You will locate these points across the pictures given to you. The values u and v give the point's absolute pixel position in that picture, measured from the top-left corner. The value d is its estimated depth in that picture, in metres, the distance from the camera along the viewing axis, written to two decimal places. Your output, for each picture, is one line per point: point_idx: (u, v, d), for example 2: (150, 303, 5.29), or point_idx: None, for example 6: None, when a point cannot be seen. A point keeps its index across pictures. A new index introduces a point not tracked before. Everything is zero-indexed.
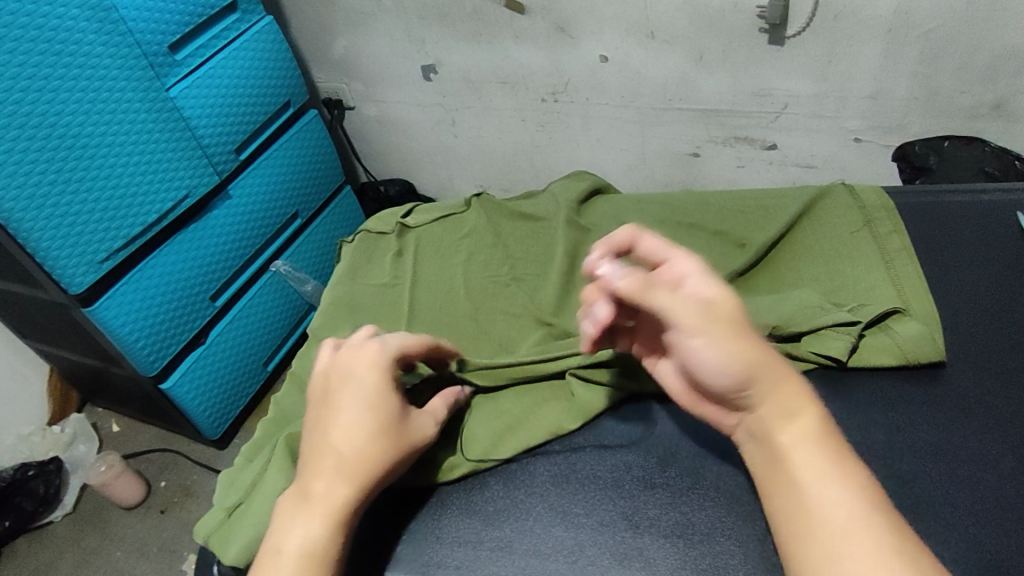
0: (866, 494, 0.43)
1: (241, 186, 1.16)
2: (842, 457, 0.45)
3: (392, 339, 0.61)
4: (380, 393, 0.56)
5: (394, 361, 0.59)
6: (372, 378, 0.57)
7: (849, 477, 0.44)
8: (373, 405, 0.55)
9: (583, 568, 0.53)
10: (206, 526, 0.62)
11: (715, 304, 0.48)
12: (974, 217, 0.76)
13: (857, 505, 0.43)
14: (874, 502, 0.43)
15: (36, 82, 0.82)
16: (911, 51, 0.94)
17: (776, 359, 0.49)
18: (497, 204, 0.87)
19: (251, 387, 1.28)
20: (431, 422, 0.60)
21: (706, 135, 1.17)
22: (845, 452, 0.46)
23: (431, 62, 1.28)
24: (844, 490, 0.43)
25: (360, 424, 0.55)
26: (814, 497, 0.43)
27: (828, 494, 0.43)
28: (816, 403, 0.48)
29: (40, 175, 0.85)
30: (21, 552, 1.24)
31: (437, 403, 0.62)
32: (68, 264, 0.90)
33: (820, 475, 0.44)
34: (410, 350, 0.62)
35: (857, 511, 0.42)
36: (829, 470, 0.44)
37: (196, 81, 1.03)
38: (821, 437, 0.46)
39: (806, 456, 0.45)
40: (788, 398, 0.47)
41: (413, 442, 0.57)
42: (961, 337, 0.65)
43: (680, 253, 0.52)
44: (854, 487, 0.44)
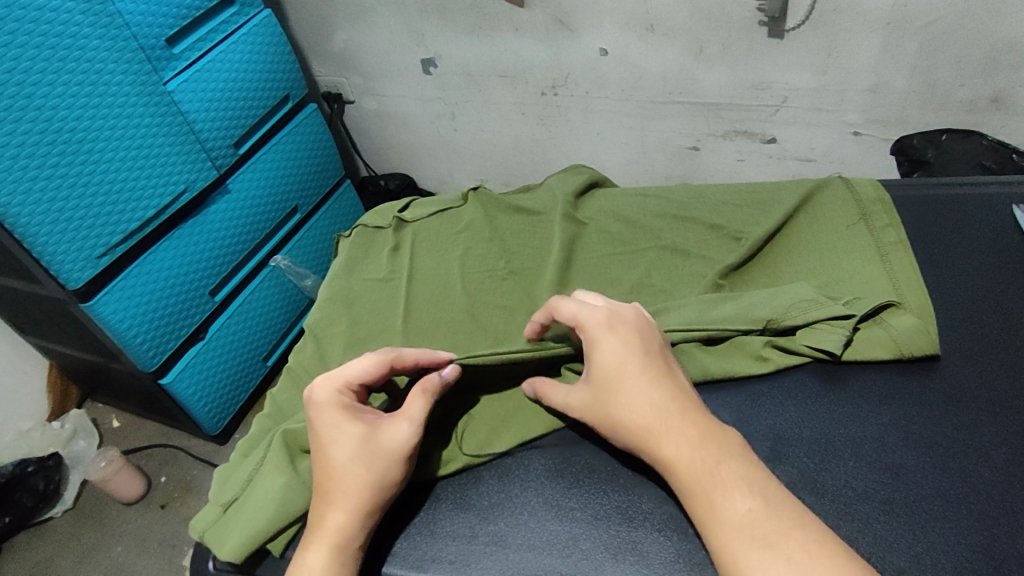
0: (760, 513, 0.47)
1: (240, 181, 1.16)
2: (731, 482, 0.49)
3: (339, 373, 0.61)
4: (339, 426, 0.57)
5: (344, 394, 0.60)
6: (332, 415, 0.58)
7: (741, 500, 0.48)
8: (333, 441, 0.57)
9: (577, 562, 0.53)
10: (202, 522, 0.62)
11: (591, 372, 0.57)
12: (972, 210, 0.75)
13: (754, 529, 0.46)
14: (769, 520, 0.46)
15: (32, 76, 0.82)
16: (910, 43, 0.93)
17: (669, 408, 0.53)
18: (494, 198, 0.87)
19: (252, 381, 1.28)
20: (407, 424, 0.57)
21: (706, 128, 1.16)
22: (735, 474, 0.49)
23: (431, 56, 1.28)
24: (739, 516, 0.47)
25: (331, 457, 0.56)
26: (716, 527, 0.47)
27: (725, 522, 0.47)
28: (722, 434, 0.51)
29: (37, 170, 0.84)
30: (21, 548, 1.24)
31: (414, 403, 0.58)
32: (65, 259, 0.90)
33: (718, 505, 0.48)
34: (360, 377, 0.61)
35: (750, 536, 0.46)
36: (721, 498, 0.48)
37: (194, 74, 1.03)
38: (711, 465, 0.50)
39: (702, 489, 0.49)
40: (690, 439, 0.51)
41: (392, 453, 0.56)
42: (957, 329, 0.65)
43: (591, 323, 0.59)
44: (748, 509, 0.47)
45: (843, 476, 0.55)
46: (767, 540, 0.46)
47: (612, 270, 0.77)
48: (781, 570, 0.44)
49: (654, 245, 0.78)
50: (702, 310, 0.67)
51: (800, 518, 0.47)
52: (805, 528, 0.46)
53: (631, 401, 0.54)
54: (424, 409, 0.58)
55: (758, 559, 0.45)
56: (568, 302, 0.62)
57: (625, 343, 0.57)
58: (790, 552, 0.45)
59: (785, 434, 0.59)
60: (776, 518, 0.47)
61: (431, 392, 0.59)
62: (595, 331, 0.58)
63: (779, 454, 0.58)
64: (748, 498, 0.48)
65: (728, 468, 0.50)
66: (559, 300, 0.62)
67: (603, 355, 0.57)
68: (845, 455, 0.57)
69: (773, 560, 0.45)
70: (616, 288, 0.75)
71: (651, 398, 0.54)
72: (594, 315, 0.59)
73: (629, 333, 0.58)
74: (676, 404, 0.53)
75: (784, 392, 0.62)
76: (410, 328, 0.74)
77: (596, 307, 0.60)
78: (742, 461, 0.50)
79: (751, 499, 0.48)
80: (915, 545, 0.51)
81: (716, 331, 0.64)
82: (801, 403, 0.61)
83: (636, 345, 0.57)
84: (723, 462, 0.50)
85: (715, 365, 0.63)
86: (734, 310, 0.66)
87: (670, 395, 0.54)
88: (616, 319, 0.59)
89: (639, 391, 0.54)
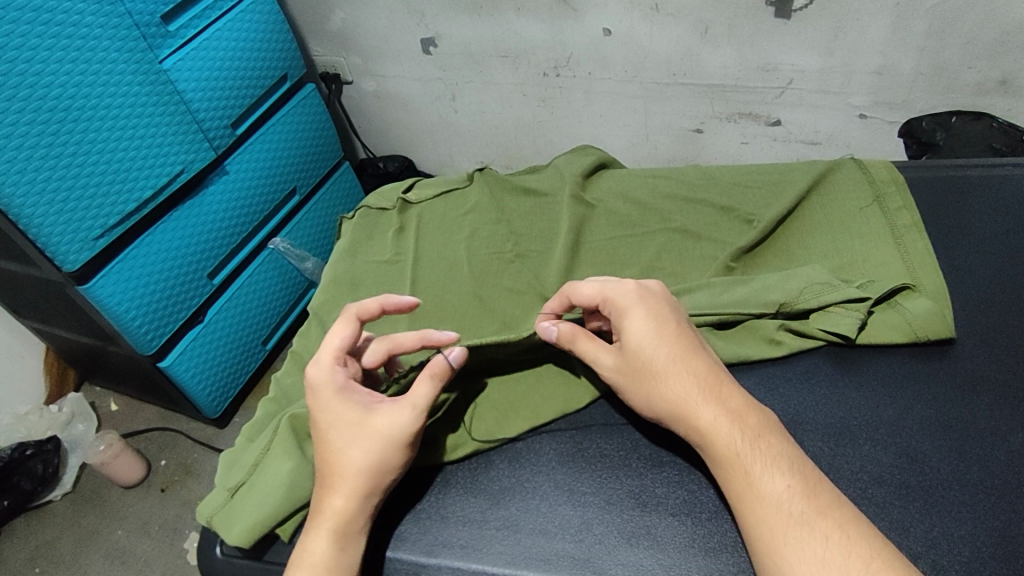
0: (799, 491, 0.46)
1: (238, 161, 1.14)
2: (770, 459, 0.48)
3: (322, 353, 0.59)
4: (335, 409, 0.56)
5: (336, 368, 0.58)
6: (330, 400, 0.56)
7: (778, 478, 0.47)
8: (332, 423, 0.56)
9: (589, 547, 0.53)
10: (209, 507, 0.62)
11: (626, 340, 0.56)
12: (984, 192, 0.74)
13: (792, 506, 0.46)
14: (807, 498, 0.46)
15: (24, 53, 0.79)
16: (920, 24, 0.91)
17: (710, 379, 0.52)
18: (499, 178, 0.86)
19: (251, 364, 1.27)
20: (408, 410, 0.55)
21: (711, 110, 1.15)
22: (773, 451, 0.49)
23: (431, 35, 1.25)
24: (777, 493, 0.46)
25: (328, 442, 0.55)
26: (753, 502, 0.47)
27: (762, 498, 0.47)
28: (770, 422, 0.51)
29: (31, 151, 0.82)
30: (21, 531, 1.24)
31: (421, 387, 0.56)
32: (62, 243, 0.88)
33: (755, 481, 0.47)
34: (344, 343, 0.59)
35: (789, 512, 0.45)
36: (759, 475, 0.48)
37: (190, 52, 1.01)
38: (751, 441, 0.49)
39: (738, 464, 0.48)
40: (726, 414, 0.51)
41: (389, 438, 0.54)
42: (971, 313, 0.64)
43: (626, 300, 0.57)
44: (787, 486, 0.47)
45: (858, 460, 0.55)
46: (805, 518, 0.45)
47: (620, 252, 0.76)
48: (819, 548, 0.44)
49: (664, 228, 0.77)
50: (713, 294, 0.66)
51: (838, 498, 0.47)
52: (843, 509, 0.46)
53: (668, 371, 0.53)
54: (431, 396, 0.56)
55: (795, 535, 0.44)
56: (587, 283, 0.60)
57: (655, 316, 0.56)
58: (828, 532, 0.44)
59: (799, 419, 0.58)
60: (815, 496, 0.46)
61: (440, 377, 0.57)
62: (624, 304, 0.57)
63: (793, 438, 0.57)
64: (786, 476, 0.47)
65: (768, 443, 0.49)
66: (574, 284, 0.61)
67: (632, 327, 0.55)
68: (860, 439, 0.56)
69: (811, 538, 0.44)
70: (624, 271, 0.74)
71: (687, 370, 0.53)
72: (622, 289, 0.58)
73: (659, 306, 0.56)
74: (711, 376, 0.53)
75: (798, 376, 0.62)
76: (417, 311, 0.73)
77: (622, 281, 0.58)
78: (782, 439, 0.50)
79: (790, 477, 0.47)
80: (932, 529, 0.50)
81: (728, 315, 0.63)
82: (815, 386, 0.61)
83: (667, 318, 0.56)
84: (763, 438, 0.50)
85: (728, 350, 0.63)
86: (746, 293, 0.65)
87: (706, 369, 0.53)
88: (645, 293, 0.57)
89: (673, 362, 0.53)
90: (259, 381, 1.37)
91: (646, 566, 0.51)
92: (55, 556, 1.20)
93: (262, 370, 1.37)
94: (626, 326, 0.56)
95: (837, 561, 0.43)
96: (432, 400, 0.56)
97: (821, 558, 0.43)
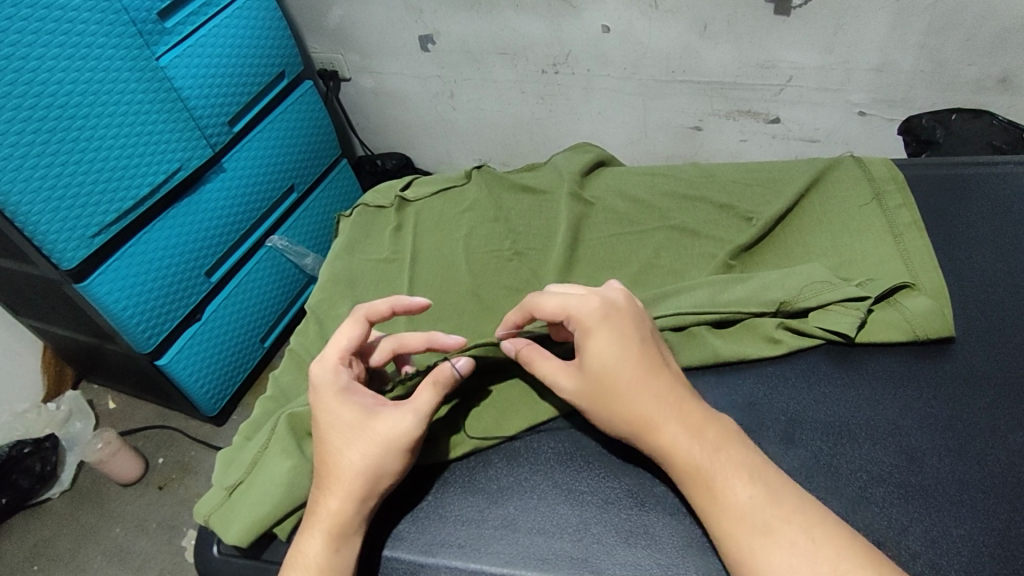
0: (762, 500, 0.46)
1: (236, 159, 1.14)
2: (732, 468, 0.48)
3: (327, 353, 0.60)
4: (335, 411, 0.56)
5: (338, 369, 0.59)
6: (332, 402, 0.57)
7: (743, 487, 0.47)
8: (333, 424, 0.56)
9: (587, 546, 0.53)
10: (206, 505, 0.61)
11: (587, 361, 0.54)
12: (984, 190, 0.74)
13: (757, 516, 0.46)
14: (772, 506, 0.46)
15: (20, 50, 0.79)
16: (919, 21, 0.91)
17: (670, 397, 0.52)
18: (498, 176, 0.86)
19: (248, 362, 1.27)
20: (409, 415, 0.55)
21: (710, 107, 1.14)
22: (735, 461, 0.49)
23: (429, 33, 1.25)
24: (741, 503, 0.46)
25: (327, 444, 0.55)
26: (720, 514, 0.47)
27: (727, 510, 0.47)
28: (733, 434, 0.51)
29: (28, 148, 0.82)
30: (19, 529, 1.24)
31: (423, 394, 0.56)
32: (59, 241, 0.88)
33: (719, 493, 0.47)
34: (349, 346, 0.60)
35: (753, 523, 0.45)
36: (723, 486, 0.48)
37: (188, 50, 1.00)
38: (711, 453, 0.49)
39: (702, 477, 0.48)
40: (685, 428, 0.50)
41: (385, 441, 0.54)
42: (971, 312, 0.64)
43: (588, 319, 0.55)
44: (749, 496, 0.47)
45: (858, 459, 0.55)
46: (768, 527, 0.45)
47: (618, 251, 0.76)
48: (786, 556, 0.44)
49: (662, 226, 0.76)
50: (712, 292, 0.66)
51: (803, 502, 0.46)
52: (807, 514, 0.46)
53: (632, 395, 0.52)
54: (434, 402, 0.56)
55: (762, 546, 0.44)
56: (549, 296, 0.59)
57: (619, 336, 0.54)
58: (793, 538, 0.44)
59: (798, 417, 0.58)
60: (778, 505, 0.46)
61: (443, 385, 0.57)
62: (588, 324, 0.55)
63: (792, 437, 0.57)
64: (749, 486, 0.47)
65: (729, 455, 0.49)
66: (535, 296, 0.60)
67: (595, 349, 0.54)
68: (859, 438, 0.56)
69: (777, 546, 0.44)
70: (623, 270, 0.74)
71: (651, 392, 0.52)
72: (586, 306, 0.56)
73: (624, 324, 0.55)
74: (674, 396, 0.52)
75: (797, 374, 0.61)
76: None
77: (587, 296, 0.57)
78: (744, 449, 0.50)
79: (753, 486, 0.47)
80: (931, 528, 0.50)
81: (728, 314, 0.63)
82: (815, 385, 0.60)
83: (631, 337, 0.54)
84: (723, 449, 0.49)
85: (727, 348, 0.63)
86: (745, 292, 0.65)
87: (668, 387, 0.53)
88: (610, 310, 0.55)
89: (639, 385, 0.52)
90: (257, 379, 1.37)
91: (644, 566, 0.51)
92: (52, 554, 1.19)
93: (260, 368, 1.37)
94: (588, 347, 0.54)
95: (804, 568, 0.43)
96: (434, 407, 0.56)
97: (789, 565, 0.43)
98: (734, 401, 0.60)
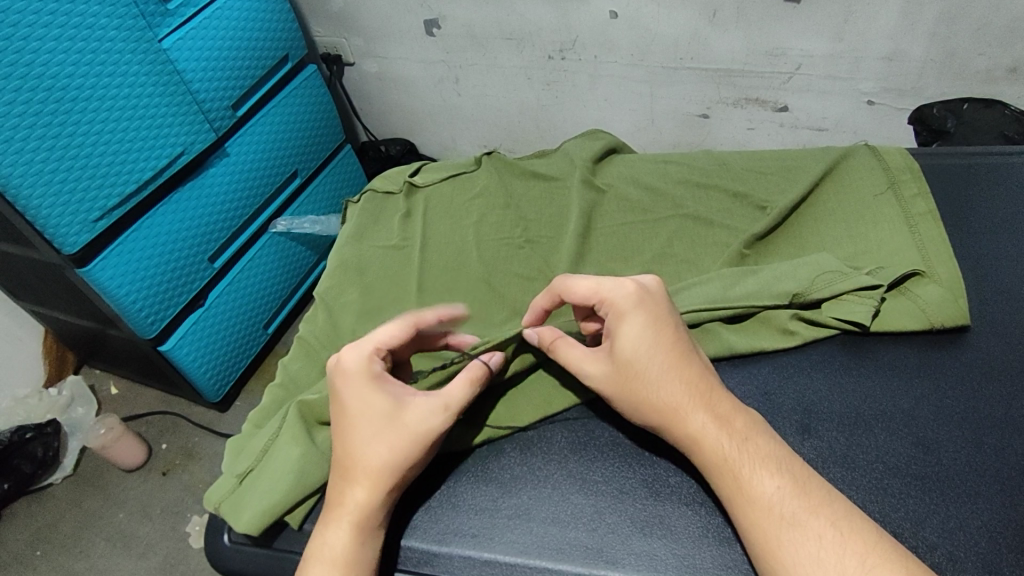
0: (789, 491, 0.46)
1: (239, 143, 1.12)
2: (758, 460, 0.48)
3: (369, 339, 0.59)
4: (368, 398, 0.55)
5: (373, 360, 0.57)
6: (362, 386, 0.56)
7: (770, 478, 0.47)
8: (363, 414, 0.55)
9: (602, 536, 0.52)
10: (216, 494, 0.61)
11: (619, 346, 0.54)
12: (998, 180, 0.74)
13: (784, 507, 0.45)
14: (797, 499, 0.46)
15: (21, 30, 0.77)
16: (932, 10, 0.90)
17: (710, 384, 0.52)
18: (507, 162, 0.85)
19: (253, 347, 1.26)
20: (441, 413, 0.55)
21: (717, 95, 1.13)
22: (763, 452, 0.49)
23: (435, 17, 1.23)
24: (768, 494, 0.46)
25: (359, 433, 0.54)
26: (747, 506, 0.46)
27: (753, 501, 0.46)
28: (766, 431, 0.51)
29: (29, 131, 0.81)
30: (22, 514, 1.24)
31: (456, 389, 0.56)
32: (61, 225, 0.87)
33: (746, 485, 0.47)
34: (389, 341, 0.59)
35: (781, 515, 0.45)
36: (749, 477, 0.47)
37: (190, 32, 0.99)
38: (739, 444, 0.49)
39: (727, 468, 0.48)
40: (711, 415, 0.50)
41: (419, 434, 0.54)
42: (987, 303, 0.63)
43: (624, 308, 0.54)
44: (777, 488, 0.46)
45: (875, 449, 0.54)
46: (796, 519, 0.45)
47: (630, 239, 0.75)
48: (813, 548, 0.43)
49: (675, 214, 0.76)
50: (724, 286, 0.64)
51: (829, 495, 0.46)
52: (834, 506, 0.45)
53: (661, 381, 0.52)
54: (465, 400, 0.56)
55: (789, 538, 0.44)
56: (580, 281, 0.58)
57: (652, 321, 0.54)
58: (821, 531, 0.44)
59: (814, 408, 0.58)
60: (805, 498, 0.46)
61: (476, 384, 0.57)
62: (622, 308, 0.54)
63: (807, 426, 0.57)
64: (776, 477, 0.47)
65: (756, 445, 0.49)
66: (565, 281, 0.59)
67: (627, 333, 0.54)
68: (875, 429, 0.56)
69: (804, 539, 0.44)
70: (635, 259, 0.73)
71: (680, 377, 0.52)
72: (620, 290, 0.55)
73: (657, 310, 0.55)
74: (703, 383, 0.52)
75: (811, 365, 0.61)
76: (425, 298, 0.72)
77: (618, 281, 0.56)
78: (771, 441, 0.50)
79: (780, 477, 0.47)
80: (948, 520, 0.50)
81: (741, 308, 0.62)
82: (830, 376, 0.60)
83: (663, 322, 0.54)
84: (750, 438, 0.49)
85: (742, 342, 0.62)
86: (758, 284, 0.64)
87: (699, 373, 0.53)
88: (644, 295, 0.55)
89: (668, 370, 0.52)
90: (261, 365, 1.37)
91: (660, 556, 0.51)
92: (56, 539, 1.19)
93: (265, 354, 1.37)
94: (623, 333, 0.54)
95: (831, 561, 0.43)
96: (464, 404, 0.55)
97: (815, 558, 0.43)
98: (746, 395, 0.60)
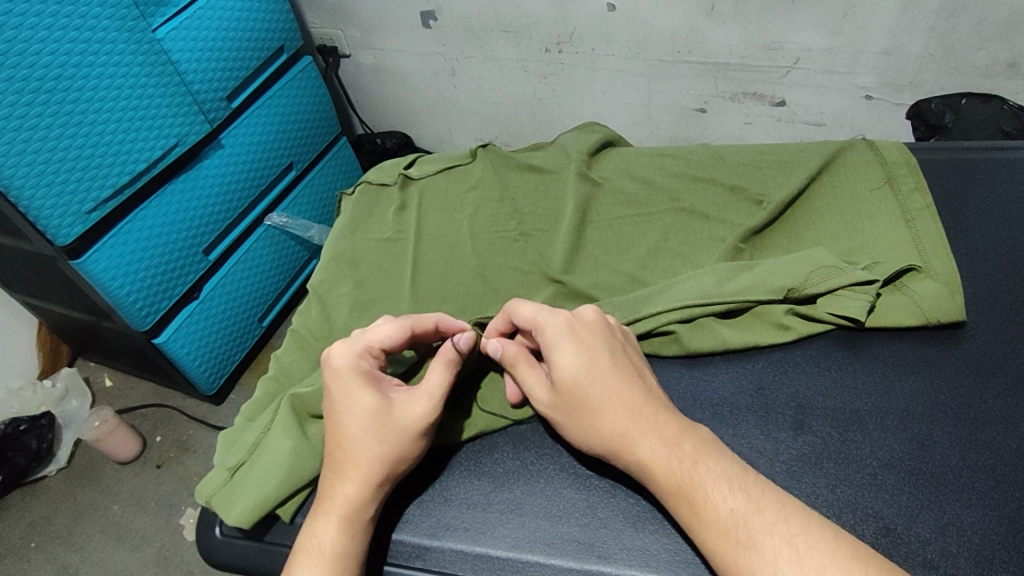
0: (746, 513, 0.44)
1: (234, 135, 1.11)
2: (711, 482, 0.46)
3: (359, 338, 0.58)
4: (355, 392, 0.55)
5: (363, 357, 0.57)
6: (351, 384, 0.55)
7: (725, 500, 0.45)
8: (349, 408, 0.55)
9: (594, 531, 0.52)
10: (209, 487, 0.61)
11: (557, 372, 0.53)
12: (995, 176, 0.73)
13: (741, 530, 0.43)
14: (755, 517, 0.43)
15: (14, 18, 0.76)
16: (931, 4, 0.89)
17: (654, 405, 0.51)
18: (503, 155, 0.84)
19: (248, 340, 1.26)
20: (426, 400, 0.55)
21: (715, 89, 1.13)
22: (713, 473, 0.46)
23: (432, 9, 1.22)
24: (724, 517, 0.44)
25: (344, 426, 0.54)
26: (705, 531, 0.45)
27: (711, 526, 0.44)
28: (723, 449, 0.48)
29: (21, 120, 0.80)
30: (16, 506, 1.23)
31: (434, 375, 0.56)
32: (54, 215, 0.86)
33: (702, 509, 0.45)
34: (382, 342, 0.58)
35: (736, 538, 0.43)
36: (706, 500, 0.45)
37: (184, 22, 0.98)
38: (689, 467, 0.47)
39: (685, 494, 0.46)
40: (678, 429, 0.49)
41: (403, 427, 0.54)
42: (981, 300, 0.63)
43: (553, 338, 0.54)
44: (733, 509, 0.44)
45: (868, 446, 0.54)
46: (752, 541, 0.42)
47: (626, 233, 0.75)
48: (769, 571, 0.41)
49: (672, 208, 0.75)
50: (719, 280, 0.64)
51: (784, 509, 0.44)
52: (790, 521, 0.43)
53: (605, 406, 0.51)
54: (445, 384, 0.56)
55: (746, 561, 0.42)
56: (524, 305, 0.58)
57: (584, 347, 0.53)
58: (776, 550, 0.42)
59: (808, 403, 0.58)
60: (762, 512, 0.44)
61: (454, 364, 0.57)
62: (552, 338, 0.54)
63: (802, 422, 0.56)
64: (732, 499, 0.45)
65: (708, 467, 0.47)
66: (514, 302, 0.59)
67: (561, 362, 0.53)
68: (869, 425, 0.56)
69: (761, 561, 0.42)
70: (630, 253, 0.73)
71: (623, 404, 0.50)
72: (552, 320, 0.55)
73: (589, 336, 0.54)
74: (647, 407, 0.50)
75: (807, 359, 0.61)
76: (418, 292, 0.71)
77: (555, 312, 0.56)
78: (722, 458, 0.47)
79: (735, 498, 0.45)
80: (942, 516, 0.50)
81: (737, 303, 0.61)
82: (824, 371, 0.60)
83: (598, 349, 0.53)
84: (701, 460, 0.47)
85: (738, 337, 0.62)
86: (753, 279, 0.63)
87: (643, 398, 0.51)
88: (575, 323, 0.54)
89: (609, 396, 0.51)
90: (257, 357, 1.36)
91: (652, 551, 0.50)
92: (50, 532, 1.19)
93: (259, 347, 1.36)
94: (558, 359, 0.53)
95: None
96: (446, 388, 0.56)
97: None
98: (742, 390, 0.60)
